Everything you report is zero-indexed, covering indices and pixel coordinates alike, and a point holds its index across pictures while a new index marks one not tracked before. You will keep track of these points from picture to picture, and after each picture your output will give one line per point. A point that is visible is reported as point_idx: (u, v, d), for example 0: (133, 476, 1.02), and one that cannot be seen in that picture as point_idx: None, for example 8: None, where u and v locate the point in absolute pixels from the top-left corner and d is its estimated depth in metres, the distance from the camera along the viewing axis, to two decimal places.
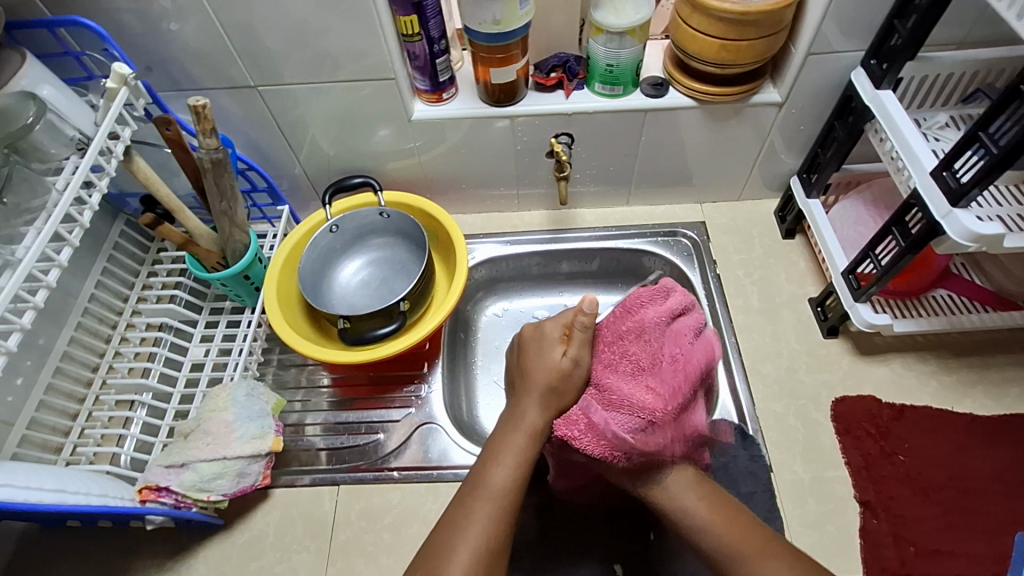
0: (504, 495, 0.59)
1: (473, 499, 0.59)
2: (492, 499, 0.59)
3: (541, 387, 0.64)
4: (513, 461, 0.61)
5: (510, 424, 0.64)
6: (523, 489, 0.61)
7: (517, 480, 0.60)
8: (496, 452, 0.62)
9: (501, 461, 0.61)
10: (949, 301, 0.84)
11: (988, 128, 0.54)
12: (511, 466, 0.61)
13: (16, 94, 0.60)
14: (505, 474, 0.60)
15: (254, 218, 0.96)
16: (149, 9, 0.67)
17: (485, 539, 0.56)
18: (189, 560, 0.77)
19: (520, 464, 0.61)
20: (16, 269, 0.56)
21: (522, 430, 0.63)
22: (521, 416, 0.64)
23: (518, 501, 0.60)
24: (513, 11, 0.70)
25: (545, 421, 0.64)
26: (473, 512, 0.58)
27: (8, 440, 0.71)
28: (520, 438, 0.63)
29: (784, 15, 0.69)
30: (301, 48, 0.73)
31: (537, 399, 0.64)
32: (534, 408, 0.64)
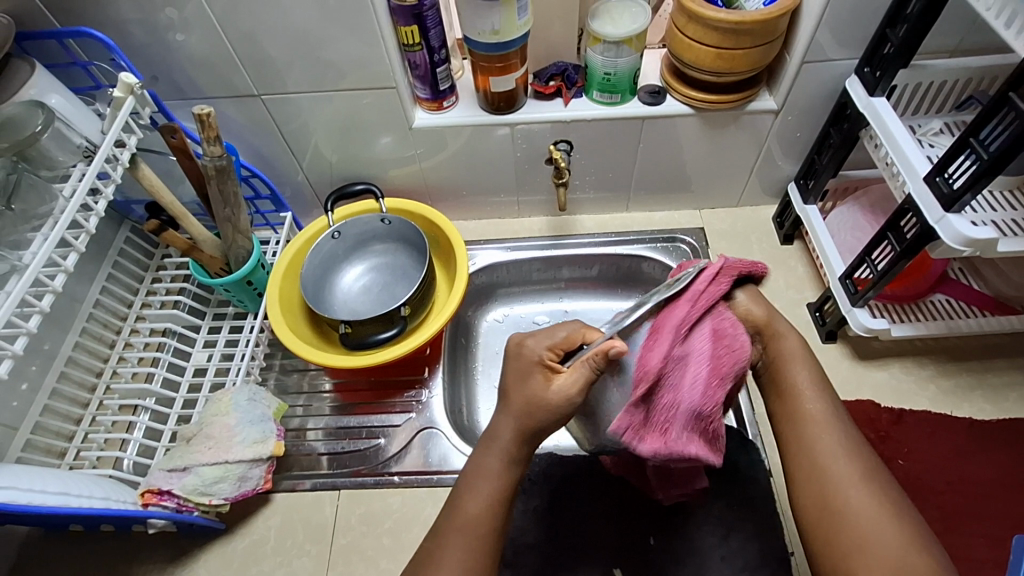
0: (477, 523, 0.55)
1: (446, 526, 0.56)
2: (465, 529, 0.55)
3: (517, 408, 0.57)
4: (490, 488, 0.57)
5: (485, 443, 0.59)
6: (499, 515, 0.57)
7: (491, 508, 0.56)
8: (470, 478, 0.58)
9: (478, 484, 0.57)
10: (947, 305, 0.84)
11: (978, 135, 0.55)
12: (487, 488, 0.57)
13: (25, 102, 0.62)
14: (478, 498, 0.56)
15: (257, 224, 0.98)
16: (156, 20, 0.68)
17: (460, 566, 0.53)
18: (191, 565, 0.77)
19: (494, 491, 0.57)
20: (23, 274, 0.57)
21: (498, 450, 0.58)
22: (495, 436, 0.58)
23: (494, 528, 0.56)
24: (511, 21, 0.72)
25: (520, 440, 0.58)
26: (446, 543, 0.55)
27: (13, 444, 0.72)
28: (494, 461, 0.57)
29: (779, 24, 0.70)
30: (304, 58, 0.75)
31: (512, 420, 0.58)
32: (508, 428, 0.58)
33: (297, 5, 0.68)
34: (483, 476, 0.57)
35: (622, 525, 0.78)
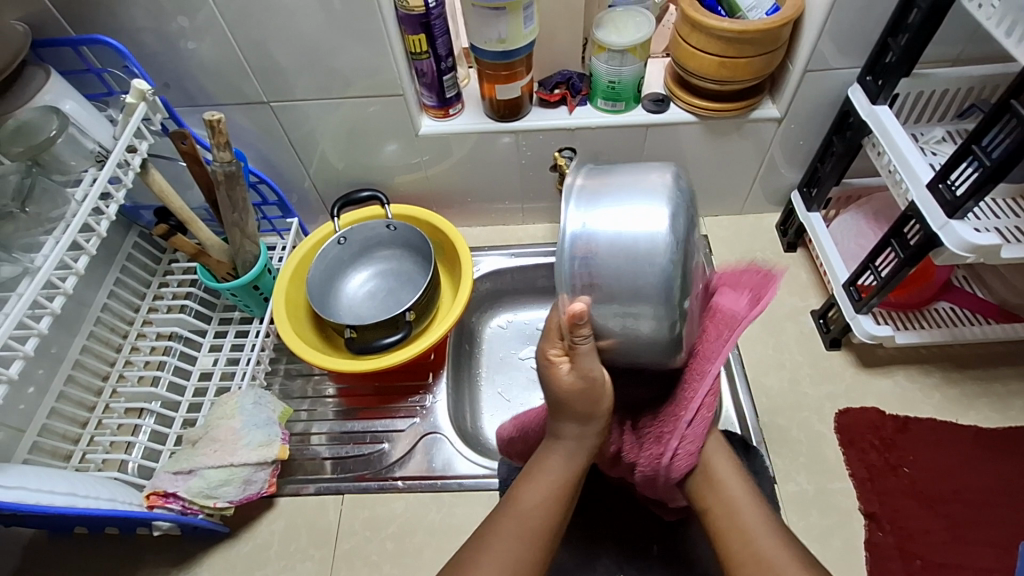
0: (529, 517, 0.57)
1: (503, 516, 0.57)
2: (518, 520, 0.57)
3: (570, 412, 0.57)
4: (547, 488, 0.58)
5: (547, 443, 0.60)
6: (557, 514, 0.58)
7: (548, 504, 0.57)
8: (530, 472, 0.59)
9: (534, 481, 0.58)
10: (951, 313, 0.84)
11: (980, 141, 0.56)
12: (544, 484, 0.58)
13: (40, 108, 0.63)
14: (534, 494, 0.58)
15: (264, 230, 0.99)
16: (169, 28, 0.70)
17: (513, 558, 0.55)
18: (194, 568, 0.77)
19: (554, 489, 0.58)
20: (35, 277, 0.58)
21: (560, 452, 0.59)
22: (557, 437, 0.59)
23: (549, 525, 0.57)
24: (518, 30, 0.73)
25: (586, 445, 0.58)
26: (497, 532, 0.56)
27: (19, 446, 0.72)
28: (556, 461, 0.59)
29: (781, 33, 0.71)
30: (313, 66, 0.76)
31: (574, 423, 0.58)
32: (571, 432, 0.58)
33: (307, 14, 0.69)
34: (541, 474, 0.59)
35: (626, 531, 0.78)
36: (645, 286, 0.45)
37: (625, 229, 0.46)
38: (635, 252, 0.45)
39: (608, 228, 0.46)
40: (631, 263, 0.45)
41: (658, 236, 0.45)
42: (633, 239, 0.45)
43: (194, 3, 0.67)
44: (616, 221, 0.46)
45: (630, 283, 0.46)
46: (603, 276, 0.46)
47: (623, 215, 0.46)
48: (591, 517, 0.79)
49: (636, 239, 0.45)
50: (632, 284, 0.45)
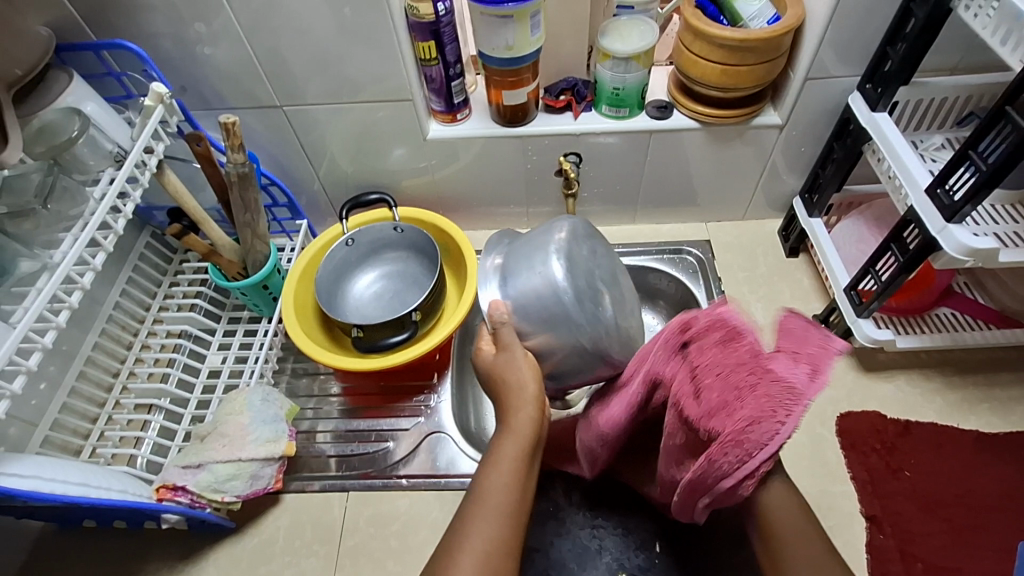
0: (496, 501, 0.55)
1: (471, 509, 0.55)
2: (488, 507, 0.55)
3: (516, 398, 0.62)
4: (507, 474, 0.57)
5: (501, 433, 0.61)
6: (523, 494, 0.57)
7: (514, 486, 0.56)
8: (490, 460, 0.58)
9: (496, 469, 0.57)
10: (952, 318, 0.85)
11: (977, 147, 0.57)
12: (506, 470, 0.57)
13: (62, 110, 0.65)
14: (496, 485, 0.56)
15: (273, 232, 1.00)
16: (186, 34, 0.72)
17: (486, 545, 0.52)
18: (200, 563, 0.78)
19: (517, 469, 0.57)
20: (54, 272, 0.59)
21: (513, 439, 0.59)
22: (510, 423, 0.61)
23: (518, 509, 0.56)
24: (524, 37, 0.75)
25: (536, 424, 0.61)
26: (470, 524, 0.54)
27: (32, 439, 0.74)
28: (513, 443, 0.59)
29: (782, 42, 0.73)
30: (325, 72, 0.78)
31: (521, 405, 0.61)
32: (523, 414, 0.61)
33: (321, 21, 0.71)
34: (500, 463, 0.58)
35: (627, 531, 0.79)
36: (551, 308, 0.64)
37: (531, 270, 0.66)
38: (538, 286, 0.65)
39: (519, 273, 0.66)
40: (539, 293, 0.65)
41: (551, 272, 0.65)
42: (534, 278, 0.65)
43: (211, 10, 0.69)
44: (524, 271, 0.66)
45: (540, 307, 0.64)
46: (517, 296, 0.65)
47: (524, 263, 0.66)
48: (592, 516, 0.80)
49: (536, 277, 0.65)
50: (542, 307, 0.64)
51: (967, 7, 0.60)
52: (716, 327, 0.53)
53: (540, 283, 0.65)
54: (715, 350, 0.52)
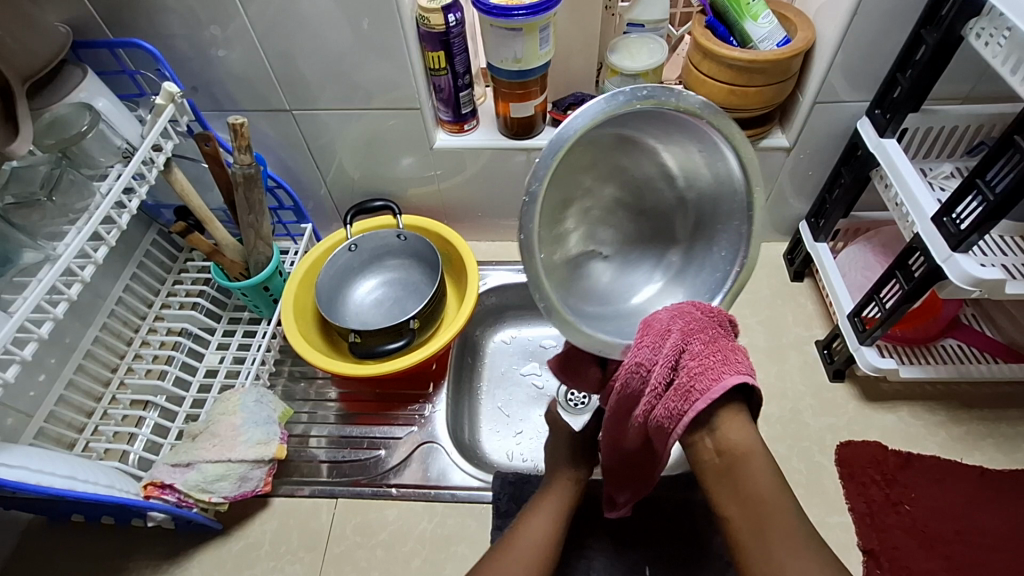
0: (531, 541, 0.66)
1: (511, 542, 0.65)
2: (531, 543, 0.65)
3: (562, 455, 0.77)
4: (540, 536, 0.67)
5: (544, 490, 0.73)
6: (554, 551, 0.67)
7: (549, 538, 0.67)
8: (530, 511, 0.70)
9: (539, 513, 0.70)
10: (959, 351, 0.83)
11: (984, 176, 0.56)
12: (544, 521, 0.68)
13: (73, 104, 0.66)
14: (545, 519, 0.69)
15: (278, 234, 1.01)
16: (201, 36, 0.73)
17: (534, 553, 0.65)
18: (185, 564, 0.78)
19: (552, 523, 0.69)
20: (55, 263, 0.59)
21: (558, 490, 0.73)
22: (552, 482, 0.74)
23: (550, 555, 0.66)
24: (533, 51, 0.75)
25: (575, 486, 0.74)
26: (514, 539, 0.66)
27: (26, 430, 0.74)
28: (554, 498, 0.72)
29: (792, 64, 0.73)
30: (337, 80, 0.79)
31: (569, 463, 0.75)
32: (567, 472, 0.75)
33: (335, 29, 0.72)
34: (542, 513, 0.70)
35: (618, 553, 0.78)
36: (648, 192, 0.60)
37: (616, 165, 0.58)
38: (647, 165, 0.58)
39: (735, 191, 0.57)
40: (604, 183, 0.59)
41: (668, 160, 0.58)
42: (644, 161, 0.58)
43: (226, 13, 0.70)
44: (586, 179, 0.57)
45: (648, 172, 0.59)
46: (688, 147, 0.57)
47: (642, 145, 0.57)
48: (582, 535, 0.79)
49: (603, 172, 0.58)
50: (626, 197, 0.60)
51: (978, 35, 0.59)
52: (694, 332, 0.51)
53: (586, 203, 0.59)
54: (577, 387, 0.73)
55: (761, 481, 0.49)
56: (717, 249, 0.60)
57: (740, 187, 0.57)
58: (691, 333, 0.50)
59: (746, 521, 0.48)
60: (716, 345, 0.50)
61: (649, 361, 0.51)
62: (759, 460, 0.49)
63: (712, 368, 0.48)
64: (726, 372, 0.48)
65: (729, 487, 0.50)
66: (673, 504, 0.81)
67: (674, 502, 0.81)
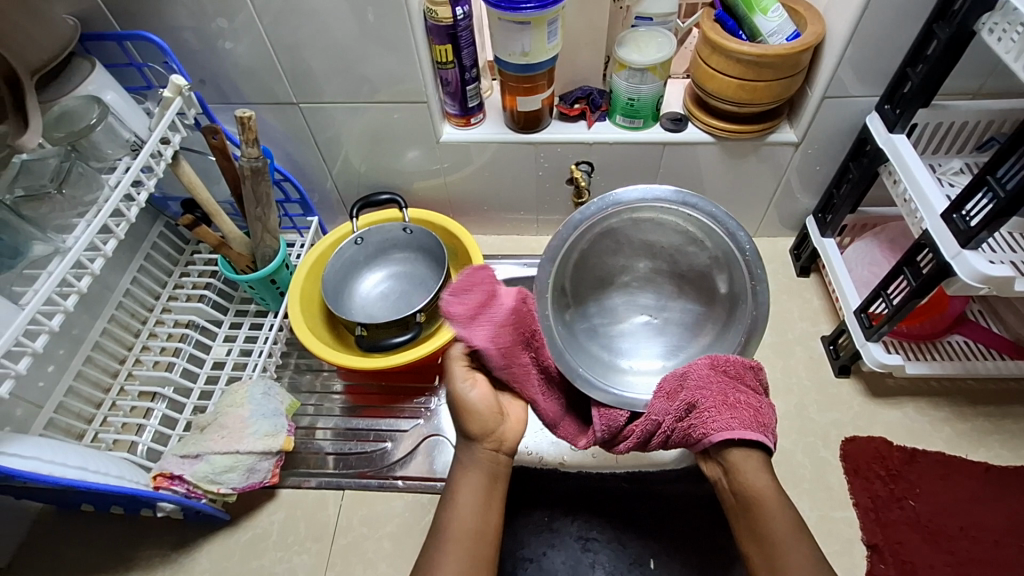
0: (460, 530, 0.58)
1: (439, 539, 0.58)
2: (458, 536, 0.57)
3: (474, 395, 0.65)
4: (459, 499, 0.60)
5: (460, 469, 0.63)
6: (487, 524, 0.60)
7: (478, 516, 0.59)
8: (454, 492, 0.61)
9: (462, 498, 0.60)
10: (965, 347, 0.83)
11: (995, 172, 0.56)
12: (469, 499, 0.60)
13: (82, 97, 0.66)
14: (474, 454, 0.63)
15: (284, 227, 1.01)
16: (208, 28, 0.73)
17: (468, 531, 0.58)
18: (193, 553, 0.79)
19: (479, 502, 0.60)
20: (65, 257, 0.60)
21: (462, 474, 0.62)
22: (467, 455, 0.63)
23: (485, 533, 0.59)
24: (541, 44, 0.75)
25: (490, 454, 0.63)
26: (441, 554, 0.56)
27: (36, 421, 0.75)
28: (472, 476, 0.62)
29: (801, 58, 0.72)
30: (343, 72, 0.79)
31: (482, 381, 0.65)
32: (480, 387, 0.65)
33: (342, 22, 0.72)
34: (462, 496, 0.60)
35: (622, 546, 0.78)
36: (685, 263, 0.68)
37: (645, 243, 0.69)
38: (674, 240, 0.68)
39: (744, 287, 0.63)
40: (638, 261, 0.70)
41: (692, 229, 0.66)
42: (669, 234, 0.68)
43: (233, 6, 0.70)
44: (618, 257, 0.70)
45: (671, 246, 0.68)
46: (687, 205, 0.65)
47: (652, 220, 0.67)
48: (587, 528, 0.80)
49: (637, 250, 0.69)
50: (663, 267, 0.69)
51: (991, 31, 0.59)
52: (708, 393, 0.58)
53: (627, 279, 0.71)
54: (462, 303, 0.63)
55: (777, 528, 0.54)
56: (734, 332, 0.64)
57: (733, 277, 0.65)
58: (703, 392, 0.59)
59: (761, 550, 0.55)
60: (732, 400, 0.57)
61: (667, 412, 0.60)
62: (774, 503, 0.55)
63: (722, 423, 0.57)
64: (734, 432, 0.56)
65: (749, 525, 0.56)
66: (678, 498, 0.81)
67: (680, 496, 0.81)
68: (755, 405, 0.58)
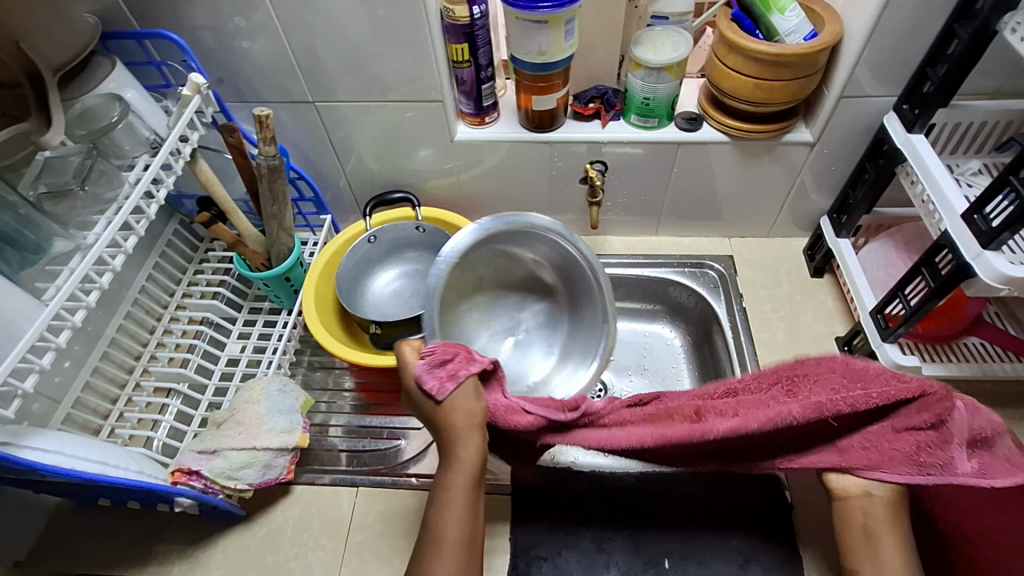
0: (452, 534, 0.55)
1: (432, 550, 0.54)
2: (445, 542, 0.54)
3: (459, 396, 0.62)
4: (461, 495, 0.57)
5: (445, 470, 0.59)
6: (476, 530, 0.57)
7: (469, 521, 0.56)
8: (442, 498, 0.57)
9: (450, 506, 0.56)
10: (982, 348, 0.82)
11: (1018, 173, 0.56)
12: (462, 504, 0.56)
13: (103, 95, 0.66)
14: (473, 443, 0.60)
15: (297, 226, 1.02)
16: (226, 28, 0.74)
17: (460, 531, 0.55)
18: (209, 548, 0.79)
19: (470, 507, 0.57)
20: (87, 253, 0.60)
21: (460, 470, 0.58)
22: (454, 457, 0.59)
23: (476, 534, 0.56)
24: (558, 43, 0.75)
25: (480, 456, 0.60)
26: (432, 560, 0.54)
27: (55, 416, 0.76)
28: (460, 479, 0.58)
29: (819, 58, 0.72)
30: (359, 71, 0.79)
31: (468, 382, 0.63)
32: (463, 389, 0.62)
33: (360, 21, 0.73)
34: (450, 500, 0.57)
35: (636, 546, 0.78)
36: (509, 272, 0.90)
37: (477, 278, 0.89)
38: (490, 262, 0.88)
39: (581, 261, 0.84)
40: (478, 291, 0.89)
41: (512, 251, 0.88)
42: (484, 258, 0.87)
43: (251, 5, 0.71)
44: (467, 300, 0.89)
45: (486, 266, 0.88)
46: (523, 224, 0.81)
47: (467, 258, 0.85)
48: (601, 528, 0.80)
49: (472, 288, 0.89)
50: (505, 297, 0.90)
51: (1014, 29, 0.58)
52: (931, 438, 0.60)
53: (477, 309, 0.90)
54: (454, 363, 0.63)
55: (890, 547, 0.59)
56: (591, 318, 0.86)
57: (554, 273, 0.89)
58: (924, 425, 0.60)
59: (863, 538, 0.61)
60: (816, 403, 0.61)
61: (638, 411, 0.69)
62: (892, 532, 0.60)
63: (857, 456, 0.63)
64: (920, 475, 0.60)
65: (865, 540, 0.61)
66: (690, 498, 0.81)
67: (693, 496, 0.81)
68: (943, 459, 0.59)
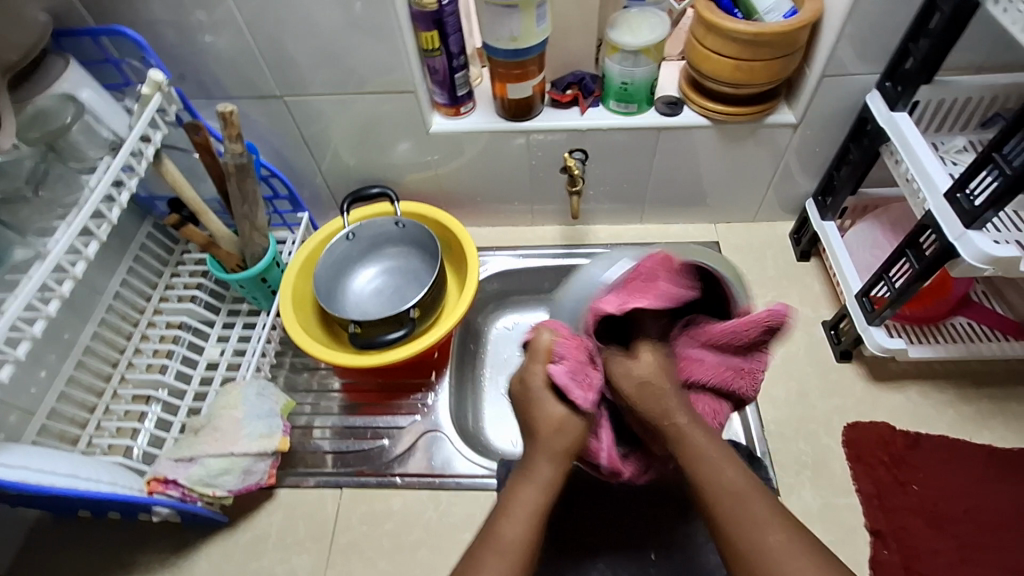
0: (512, 548, 0.54)
1: (480, 551, 0.54)
2: (500, 552, 0.54)
3: (551, 416, 0.61)
4: (530, 513, 0.57)
5: (520, 477, 0.60)
6: (536, 551, 0.56)
7: (529, 534, 0.55)
8: (507, 505, 0.58)
9: (511, 515, 0.56)
10: (968, 329, 0.81)
11: (1001, 150, 0.54)
12: (523, 517, 0.56)
13: (56, 95, 0.64)
14: (553, 465, 0.60)
15: (275, 224, 0.99)
16: (187, 22, 0.71)
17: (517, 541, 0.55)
18: (192, 556, 0.78)
19: (533, 519, 0.57)
20: (45, 260, 0.58)
21: (536, 484, 0.59)
22: (531, 469, 0.60)
23: (531, 559, 0.55)
24: (530, 28, 0.72)
25: (560, 475, 0.60)
26: (479, 566, 0.53)
27: (28, 428, 0.74)
28: (532, 491, 0.58)
29: (799, 36, 0.70)
30: (328, 63, 0.76)
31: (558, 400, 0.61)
32: (558, 405, 0.61)
33: (324, 11, 0.70)
34: (513, 508, 0.57)
35: None
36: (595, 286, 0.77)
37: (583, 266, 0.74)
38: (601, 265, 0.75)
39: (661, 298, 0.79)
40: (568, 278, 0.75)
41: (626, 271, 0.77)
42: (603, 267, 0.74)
43: None
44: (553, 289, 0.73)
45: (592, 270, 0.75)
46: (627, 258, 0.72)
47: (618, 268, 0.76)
48: None
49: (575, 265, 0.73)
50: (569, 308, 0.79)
51: (997, 1, 0.57)
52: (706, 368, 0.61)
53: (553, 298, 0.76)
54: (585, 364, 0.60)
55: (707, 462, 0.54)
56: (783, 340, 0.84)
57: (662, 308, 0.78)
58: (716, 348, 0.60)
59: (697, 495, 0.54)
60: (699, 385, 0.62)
61: None
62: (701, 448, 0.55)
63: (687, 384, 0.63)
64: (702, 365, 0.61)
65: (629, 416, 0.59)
66: None
67: None
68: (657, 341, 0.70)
